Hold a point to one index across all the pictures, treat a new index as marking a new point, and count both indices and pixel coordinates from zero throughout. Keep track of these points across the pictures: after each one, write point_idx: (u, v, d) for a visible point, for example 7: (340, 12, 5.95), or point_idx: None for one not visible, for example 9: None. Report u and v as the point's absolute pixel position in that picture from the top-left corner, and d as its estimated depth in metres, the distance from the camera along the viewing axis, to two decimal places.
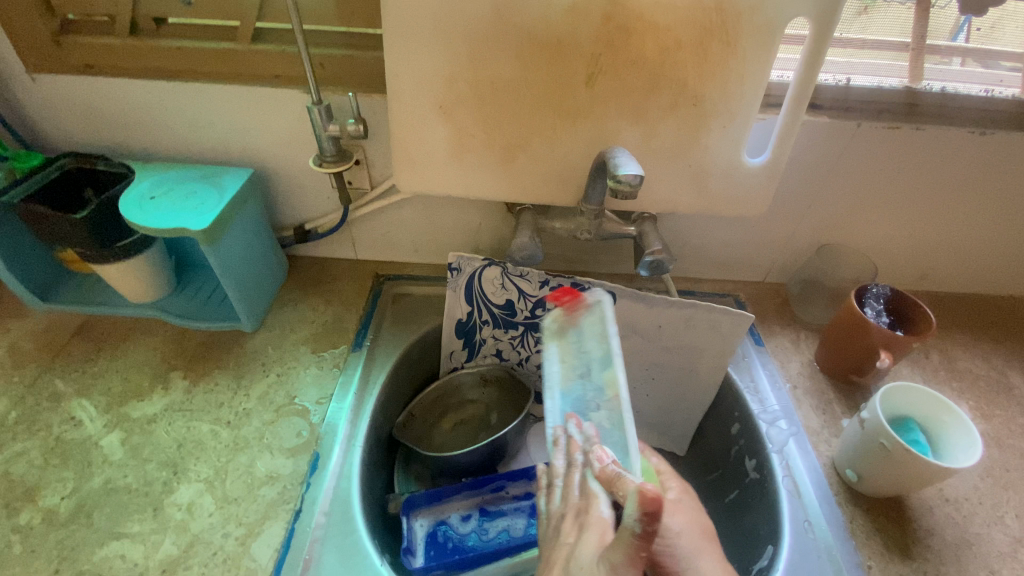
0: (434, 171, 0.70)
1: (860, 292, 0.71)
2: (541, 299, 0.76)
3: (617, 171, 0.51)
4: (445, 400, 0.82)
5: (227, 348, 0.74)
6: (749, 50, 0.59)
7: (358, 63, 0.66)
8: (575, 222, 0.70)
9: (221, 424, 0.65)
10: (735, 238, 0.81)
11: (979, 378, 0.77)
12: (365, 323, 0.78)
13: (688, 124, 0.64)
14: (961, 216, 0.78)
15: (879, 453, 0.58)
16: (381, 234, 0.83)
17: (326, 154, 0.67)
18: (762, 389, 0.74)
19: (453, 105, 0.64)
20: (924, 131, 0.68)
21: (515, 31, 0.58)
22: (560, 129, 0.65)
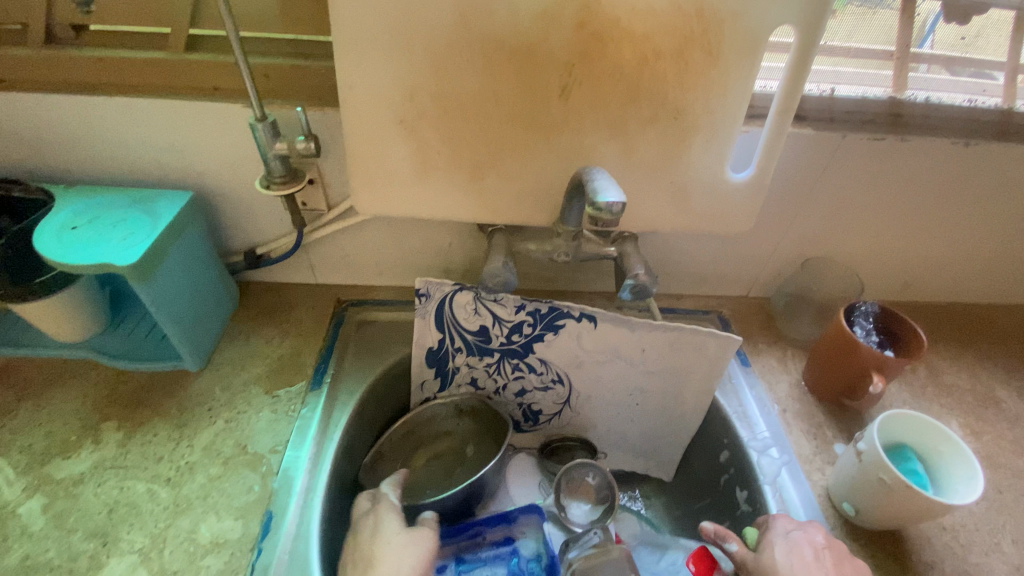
0: (396, 192, 0.63)
1: (849, 310, 0.68)
2: (517, 324, 0.70)
3: (598, 197, 0.47)
4: (416, 434, 0.76)
5: (168, 391, 0.66)
6: (732, 61, 0.55)
7: (307, 73, 0.60)
8: (551, 244, 0.65)
9: (160, 482, 0.58)
10: (718, 253, 0.78)
11: (966, 393, 0.75)
12: (325, 356, 0.71)
13: (670, 139, 0.59)
14: (943, 227, 0.76)
15: (878, 488, 0.55)
16: (340, 257, 0.76)
17: (275, 175, 0.60)
18: (751, 414, 0.70)
19: (415, 121, 0.58)
20: (909, 142, 0.66)
21: (480, 39, 0.53)
22: (533, 145, 0.60)
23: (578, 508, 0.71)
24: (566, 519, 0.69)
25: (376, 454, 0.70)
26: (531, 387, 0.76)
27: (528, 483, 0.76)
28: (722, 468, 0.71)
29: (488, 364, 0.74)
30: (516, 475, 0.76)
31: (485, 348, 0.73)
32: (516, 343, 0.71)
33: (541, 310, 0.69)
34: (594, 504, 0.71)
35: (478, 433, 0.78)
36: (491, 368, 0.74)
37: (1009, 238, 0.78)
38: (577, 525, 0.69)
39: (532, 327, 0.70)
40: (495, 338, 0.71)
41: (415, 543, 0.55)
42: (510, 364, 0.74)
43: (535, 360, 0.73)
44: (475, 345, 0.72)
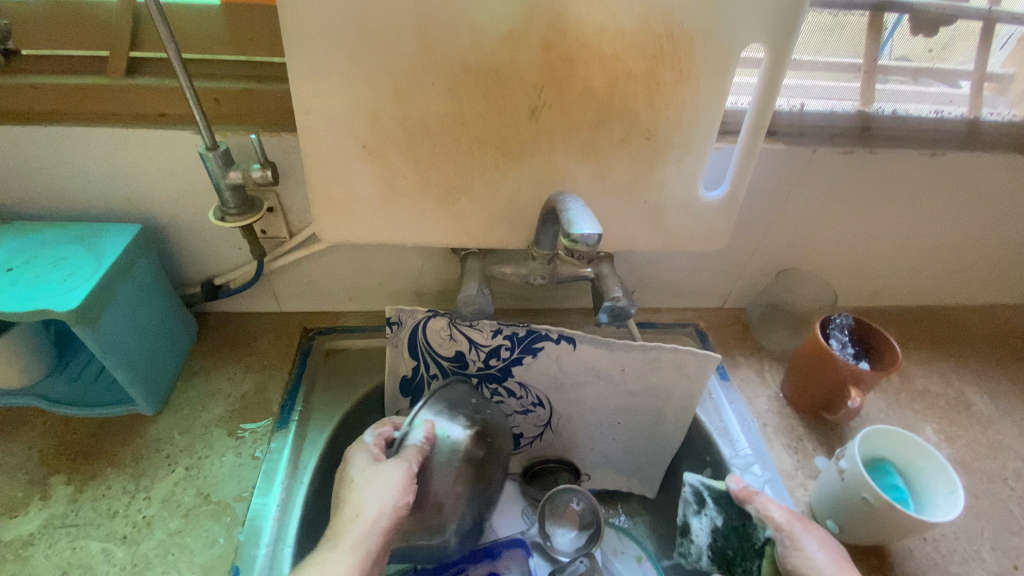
0: (360, 219, 0.60)
1: (825, 323, 0.68)
2: (494, 348, 0.68)
3: (572, 228, 0.45)
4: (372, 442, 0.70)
5: (122, 438, 0.62)
6: (703, 80, 0.54)
7: (262, 97, 0.56)
8: (527, 266, 0.63)
9: (116, 540, 0.54)
10: (694, 267, 0.77)
11: (938, 397, 0.76)
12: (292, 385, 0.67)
13: (643, 159, 0.58)
14: (911, 234, 0.77)
15: (861, 506, 0.55)
16: (305, 284, 0.72)
17: (229, 207, 0.57)
18: (732, 431, 0.70)
19: (379, 145, 0.55)
20: (878, 155, 0.67)
21: (443, 62, 0.50)
22: (503, 168, 0.57)
23: (562, 535, 0.69)
24: (550, 548, 0.68)
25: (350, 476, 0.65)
26: (511, 411, 0.73)
27: (510, 511, 0.74)
28: None
29: None
30: (497, 504, 0.74)
31: (462, 374, 0.70)
32: (494, 368, 0.69)
33: (519, 334, 0.67)
34: (579, 530, 0.70)
35: None
36: None
37: (972, 243, 0.80)
38: (561, 555, 0.68)
39: (510, 351, 0.68)
40: (472, 363, 0.69)
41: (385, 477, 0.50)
42: (489, 389, 0.71)
43: (514, 384, 0.71)
44: (452, 372, 0.69)
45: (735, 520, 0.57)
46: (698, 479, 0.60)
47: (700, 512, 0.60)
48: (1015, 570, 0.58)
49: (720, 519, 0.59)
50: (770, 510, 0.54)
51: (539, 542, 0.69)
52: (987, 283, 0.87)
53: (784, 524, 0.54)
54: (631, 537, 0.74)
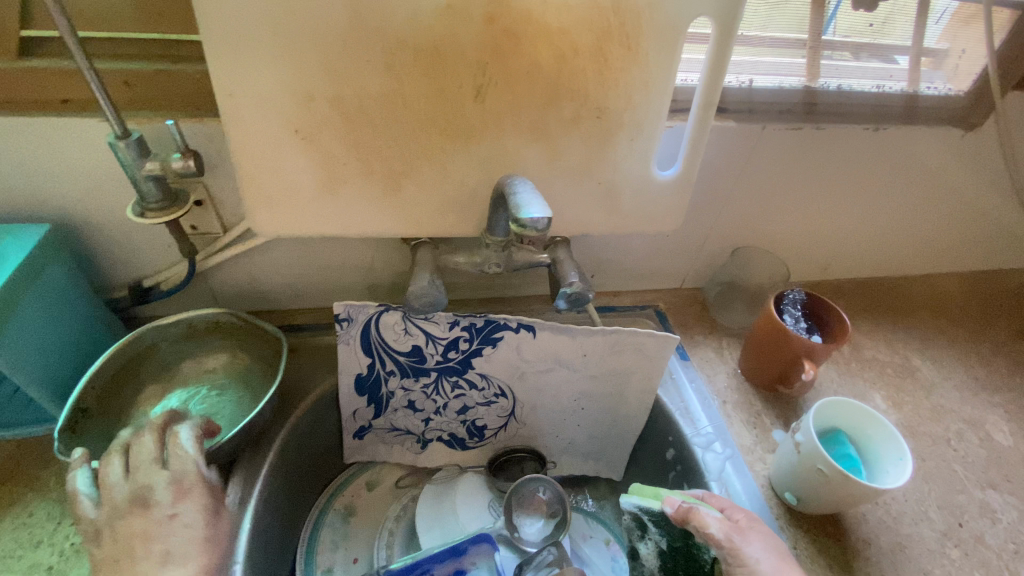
0: (299, 209, 0.56)
1: (778, 299, 0.69)
2: (453, 340, 0.65)
3: (520, 213, 0.43)
4: (157, 363, 0.61)
5: (45, 460, 0.57)
6: (652, 55, 0.52)
7: (180, 80, 0.51)
8: (481, 254, 0.60)
9: (40, 571, 0.49)
10: (652, 249, 0.77)
11: (886, 365, 0.79)
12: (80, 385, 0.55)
13: (594, 140, 0.57)
14: (857, 208, 0.79)
15: (816, 478, 0.56)
16: (245, 283, 0.67)
17: (149, 201, 0.52)
18: (692, 409, 0.70)
19: (313, 130, 0.51)
20: (824, 130, 0.68)
21: (377, 39, 0.47)
22: (450, 151, 0.55)
23: (529, 525, 0.68)
24: (518, 538, 0.67)
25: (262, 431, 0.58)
26: (474, 403, 0.71)
27: (473, 504, 0.71)
28: (668, 466, 0.70)
29: (425, 385, 0.68)
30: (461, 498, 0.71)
31: (420, 369, 0.67)
32: (453, 360, 0.67)
33: (477, 325, 0.65)
34: (546, 519, 0.69)
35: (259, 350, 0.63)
36: (429, 389, 0.69)
37: (913, 215, 0.83)
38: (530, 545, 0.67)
39: (469, 342, 0.66)
40: (430, 357, 0.66)
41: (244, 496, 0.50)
42: (449, 383, 0.69)
43: (475, 376, 0.69)
44: (409, 367, 0.67)
45: (678, 541, 0.55)
46: (634, 504, 0.57)
47: (643, 537, 0.58)
48: (959, 527, 0.61)
49: (665, 542, 0.57)
50: (705, 526, 0.49)
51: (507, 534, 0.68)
52: (928, 253, 0.90)
53: (723, 540, 0.49)
54: (599, 522, 0.75)
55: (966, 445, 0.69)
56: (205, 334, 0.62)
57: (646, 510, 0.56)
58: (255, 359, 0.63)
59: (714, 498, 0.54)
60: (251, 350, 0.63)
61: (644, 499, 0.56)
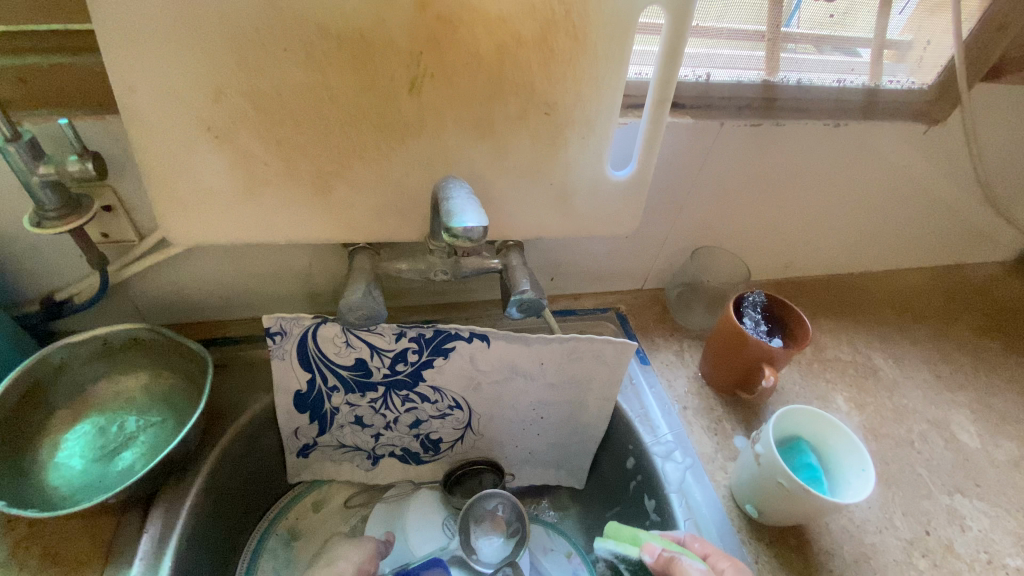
0: (221, 216, 0.51)
1: (738, 302, 0.66)
2: (399, 352, 0.61)
3: (453, 221, 0.39)
4: (69, 384, 0.55)
5: None
6: (600, 46, 0.49)
7: (76, 73, 0.46)
8: (426, 261, 0.57)
9: None
10: (611, 250, 0.74)
11: (848, 365, 0.78)
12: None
13: (542, 138, 0.53)
14: (819, 205, 0.77)
15: (777, 490, 0.53)
16: (172, 293, 0.62)
17: (46, 208, 0.46)
18: (653, 417, 0.68)
19: (231, 128, 0.46)
20: (784, 127, 0.65)
21: (295, 27, 0.43)
22: (385, 150, 0.50)
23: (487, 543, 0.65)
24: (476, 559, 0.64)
25: (188, 458, 0.54)
26: (426, 416, 0.67)
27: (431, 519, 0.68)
28: (628, 476, 0.68)
29: (373, 399, 0.64)
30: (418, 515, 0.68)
31: (366, 382, 0.63)
32: (401, 373, 0.63)
33: (425, 335, 0.61)
34: (505, 538, 0.66)
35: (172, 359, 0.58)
36: (377, 403, 0.65)
37: (876, 211, 0.81)
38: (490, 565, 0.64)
39: (419, 354, 0.62)
40: (377, 370, 0.62)
41: None
42: (398, 396, 0.65)
43: (426, 388, 0.65)
44: (354, 381, 0.62)
45: None
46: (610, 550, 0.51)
47: None
48: (924, 534, 0.59)
49: None
50: None
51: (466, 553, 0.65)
52: (889, 250, 0.90)
53: None
54: (560, 533, 0.71)
55: (929, 447, 0.68)
56: (124, 352, 0.57)
57: (622, 558, 0.50)
58: (181, 377, 0.58)
59: (698, 545, 0.49)
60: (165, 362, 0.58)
61: (621, 544, 0.51)
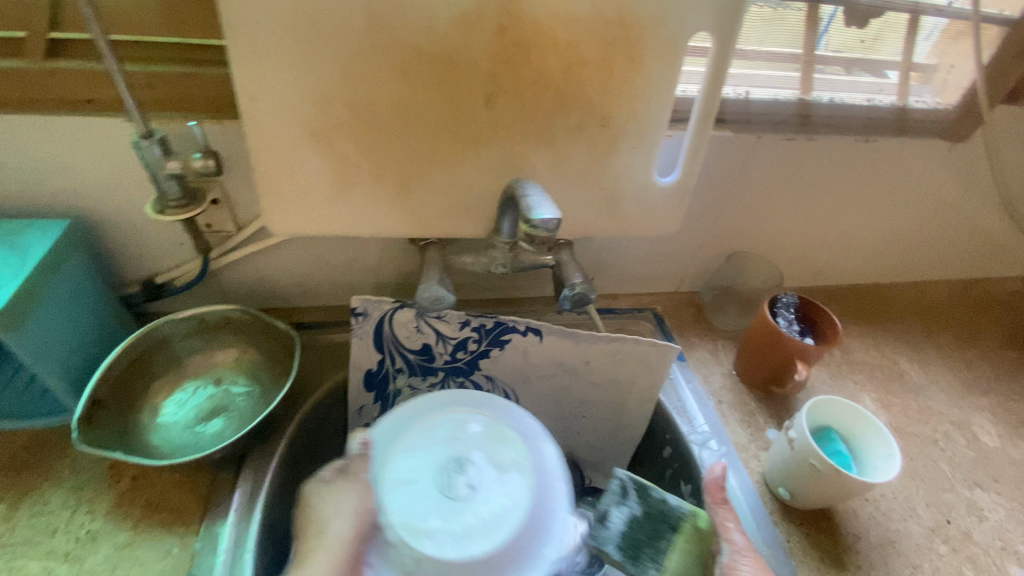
0: (315, 211, 0.58)
1: (773, 302, 0.71)
2: (462, 340, 0.67)
3: (531, 214, 0.45)
4: (169, 355, 0.62)
5: (59, 451, 0.58)
6: (655, 67, 0.55)
7: (201, 81, 0.53)
8: (488, 255, 0.62)
9: (56, 557, 0.51)
10: (651, 253, 0.79)
11: (875, 368, 0.82)
12: (94, 375, 0.56)
13: (598, 147, 0.59)
14: (847, 216, 0.82)
15: (809, 473, 0.58)
16: (256, 280, 0.69)
17: (169, 199, 0.54)
18: (689, 409, 0.72)
19: (332, 134, 0.53)
20: (817, 141, 0.70)
21: (395, 48, 0.49)
22: (460, 155, 0.57)
23: (512, 498, 0.49)
24: (479, 496, 0.49)
25: (271, 426, 0.60)
26: None
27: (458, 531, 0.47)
28: (665, 464, 0.72)
29: (432, 384, 0.70)
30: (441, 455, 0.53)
31: (429, 368, 0.69)
32: (461, 360, 0.69)
33: (486, 326, 0.67)
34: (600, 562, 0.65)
35: (254, 338, 0.65)
36: (435, 389, 0.70)
37: (902, 222, 0.86)
38: (525, 489, 0.49)
39: (478, 344, 0.68)
40: (439, 356, 0.68)
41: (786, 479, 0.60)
42: (455, 383, 0.70)
43: (481, 378, 0.70)
44: (418, 365, 0.69)
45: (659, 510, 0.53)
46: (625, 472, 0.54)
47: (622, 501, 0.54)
48: (946, 523, 0.64)
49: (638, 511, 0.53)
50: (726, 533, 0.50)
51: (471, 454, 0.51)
52: (915, 261, 0.94)
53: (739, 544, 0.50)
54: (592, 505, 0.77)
55: (952, 445, 0.72)
56: (217, 330, 0.64)
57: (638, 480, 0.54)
58: (264, 354, 0.65)
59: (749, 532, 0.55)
60: (246, 340, 0.65)
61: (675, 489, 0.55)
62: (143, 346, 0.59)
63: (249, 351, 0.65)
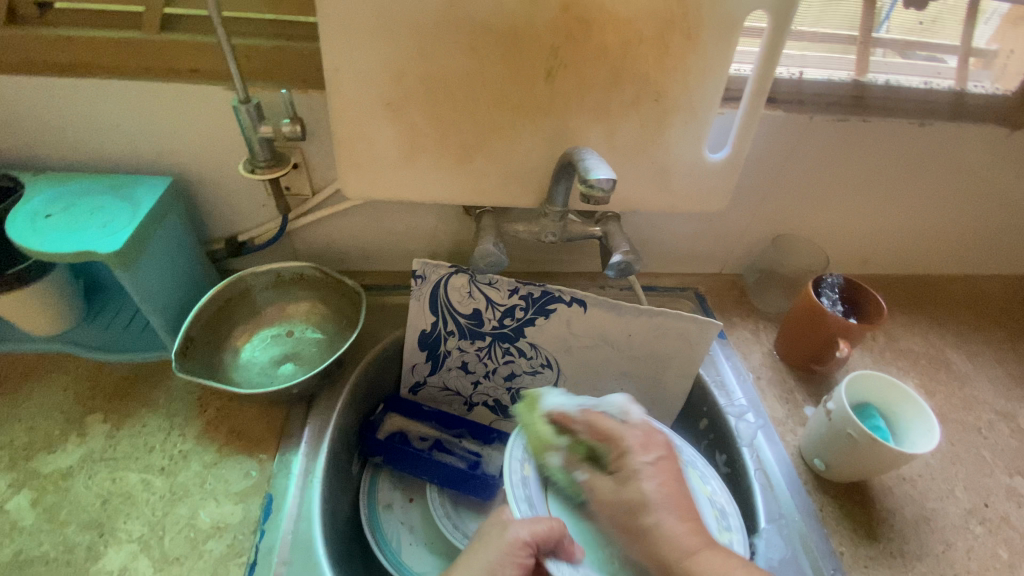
0: (384, 175, 0.63)
1: (817, 282, 0.72)
2: (511, 307, 0.71)
3: (588, 175, 0.49)
4: (250, 305, 0.69)
5: (155, 383, 0.66)
6: (710, 44, 0.57)
7: (290, 54, 0.59)
8: (539, 224, 0.66)
9: (153, 471, 0.58)
10: (696, 232, 0.81)
11: (920, 356, 0.81)
12: (188, 316, 0.63)
13: (650, 122, 0.62)
14: (898, 202, 0.82)
15: (846, 443, 0.59)
16: (324, 243, 0.75)
17: (259, 159, 0.60)
18: (727, 382, 0.74)
19: (404, 103, 0.58)
20: (870, 123, 0.71)
21: (466, 23, 0.54)
22: (520, 126, 0.60)
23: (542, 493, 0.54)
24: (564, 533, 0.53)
25: (337, 373, 0.66)
26: (521, 371, 0.76)
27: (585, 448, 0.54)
28: (701, 436, 0.74)
29: (480, 348, 0.75)
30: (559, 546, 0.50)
31: (477, 332, 0.74)
32: (509, 326, 0.73)
33: (534, 294, 0.71)
34: None
35: (322, 295, 0.72)
36: (483, 352, 0.75)
37: (955, 211, 0.85)
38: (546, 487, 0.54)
39: (525, 311, 0.72)
40: (488, 322, 0.73)
41: (835, 448, 0.61)
42: (501, 348, 0.75)
43: (525, 345, 0.74)
44: (468, 329, 0.73)
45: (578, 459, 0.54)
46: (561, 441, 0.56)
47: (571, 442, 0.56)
48: (985, 506, 0.64)
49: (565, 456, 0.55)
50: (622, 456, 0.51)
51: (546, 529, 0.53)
52: (970, 252, 0.92)
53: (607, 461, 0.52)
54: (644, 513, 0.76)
55: (995, 433, 0.72)
56: (291, 284, 0.70)
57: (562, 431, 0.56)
58: (331, 309, 0.71)
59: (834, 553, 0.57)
60: (315, 296, 0.72)
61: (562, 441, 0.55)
62: (228, 295, 0.66)
63: (317, 306, 0.72)
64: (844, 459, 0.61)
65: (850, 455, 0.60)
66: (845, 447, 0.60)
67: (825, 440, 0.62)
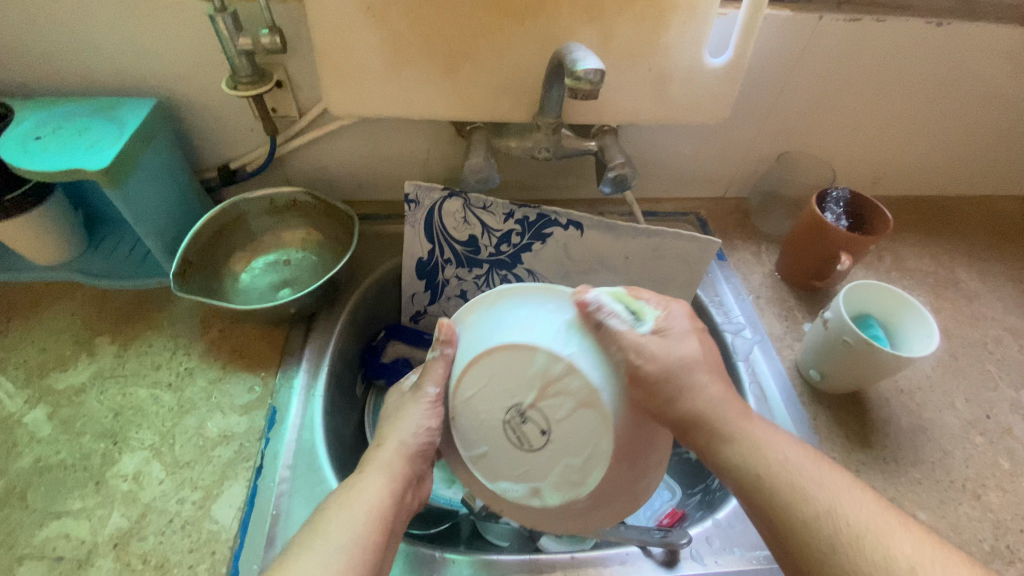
0: (370, 90, 0.61)
1: (821, 197, 0.70)
2: (506, 232, 0.71)
3: (576, 67, 0.47)
4: (246, 232, 0.69)
5: (158, 307, 0.67)
6: None
7: None
8: (532, 139, 0.64)
9: (161, 387, 0.60)
10: (697, 151, 0.79)
11: (928, 275, 0.80)
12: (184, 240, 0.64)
13: (646, 23, 0.58)
14: (912, 114, 0.78)
15: (842, 349, 0.59)
16: (317, 169, 0.75)
17: (240, 75, 0.58)
18: (726, 302, 0.74)
19: (384, 7, 0.55)
20: (884, 23, 0.66)
21: None
22: (508, 31, 0.57)
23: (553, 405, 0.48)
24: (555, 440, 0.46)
25: (334, 295, 0.67)
26: None
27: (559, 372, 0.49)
28: None
29: (477, 276, 0.74)
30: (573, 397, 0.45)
31: (474, 259, 0.73)
32: (505, 252, 0.72)
33: (529, 218, 0.69)
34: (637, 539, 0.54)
35: (317, 221, 0.72)
36: (480, 280, 0.74)
37: (976, 123, 0.80)
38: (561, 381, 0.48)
39: (521, 236, 0.71)
40: (485, 248, 0.72)
41: (834, 357, 0.61)
42: (499, 276, 0.74)
43: (523, 271, 0.73)
44: (465, 256, 0.73)
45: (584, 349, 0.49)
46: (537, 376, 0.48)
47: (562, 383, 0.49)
48: (985, 417, 0.64)
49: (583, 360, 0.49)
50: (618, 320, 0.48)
51: (541, 406, 0.46)
52: (987, 170, 0.88)
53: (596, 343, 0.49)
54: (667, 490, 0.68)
55: (1002, 349, 0.71)
56: (285, 211, 0.70)
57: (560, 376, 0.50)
58: (327, 236, 0.72)
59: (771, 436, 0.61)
60: (311, 223, 0.72)
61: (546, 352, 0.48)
62: (223, 220, 0.67)
63: (312, 232, 0.72)
64: (842, 369, 0.61)
65: (848, 363, 0.60)
66: (842, 356, 0.60)
67: (823, 349, 0.62)
